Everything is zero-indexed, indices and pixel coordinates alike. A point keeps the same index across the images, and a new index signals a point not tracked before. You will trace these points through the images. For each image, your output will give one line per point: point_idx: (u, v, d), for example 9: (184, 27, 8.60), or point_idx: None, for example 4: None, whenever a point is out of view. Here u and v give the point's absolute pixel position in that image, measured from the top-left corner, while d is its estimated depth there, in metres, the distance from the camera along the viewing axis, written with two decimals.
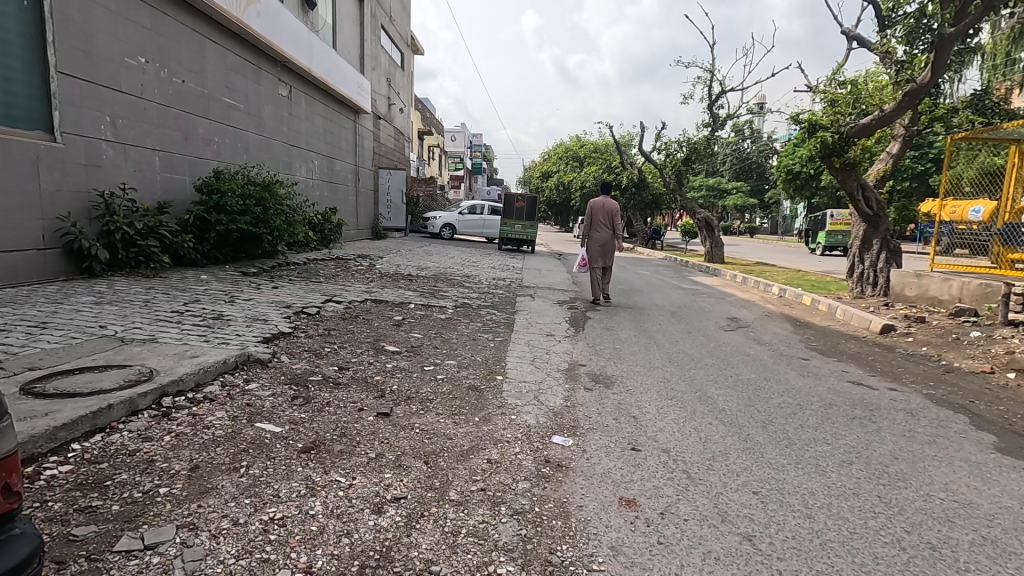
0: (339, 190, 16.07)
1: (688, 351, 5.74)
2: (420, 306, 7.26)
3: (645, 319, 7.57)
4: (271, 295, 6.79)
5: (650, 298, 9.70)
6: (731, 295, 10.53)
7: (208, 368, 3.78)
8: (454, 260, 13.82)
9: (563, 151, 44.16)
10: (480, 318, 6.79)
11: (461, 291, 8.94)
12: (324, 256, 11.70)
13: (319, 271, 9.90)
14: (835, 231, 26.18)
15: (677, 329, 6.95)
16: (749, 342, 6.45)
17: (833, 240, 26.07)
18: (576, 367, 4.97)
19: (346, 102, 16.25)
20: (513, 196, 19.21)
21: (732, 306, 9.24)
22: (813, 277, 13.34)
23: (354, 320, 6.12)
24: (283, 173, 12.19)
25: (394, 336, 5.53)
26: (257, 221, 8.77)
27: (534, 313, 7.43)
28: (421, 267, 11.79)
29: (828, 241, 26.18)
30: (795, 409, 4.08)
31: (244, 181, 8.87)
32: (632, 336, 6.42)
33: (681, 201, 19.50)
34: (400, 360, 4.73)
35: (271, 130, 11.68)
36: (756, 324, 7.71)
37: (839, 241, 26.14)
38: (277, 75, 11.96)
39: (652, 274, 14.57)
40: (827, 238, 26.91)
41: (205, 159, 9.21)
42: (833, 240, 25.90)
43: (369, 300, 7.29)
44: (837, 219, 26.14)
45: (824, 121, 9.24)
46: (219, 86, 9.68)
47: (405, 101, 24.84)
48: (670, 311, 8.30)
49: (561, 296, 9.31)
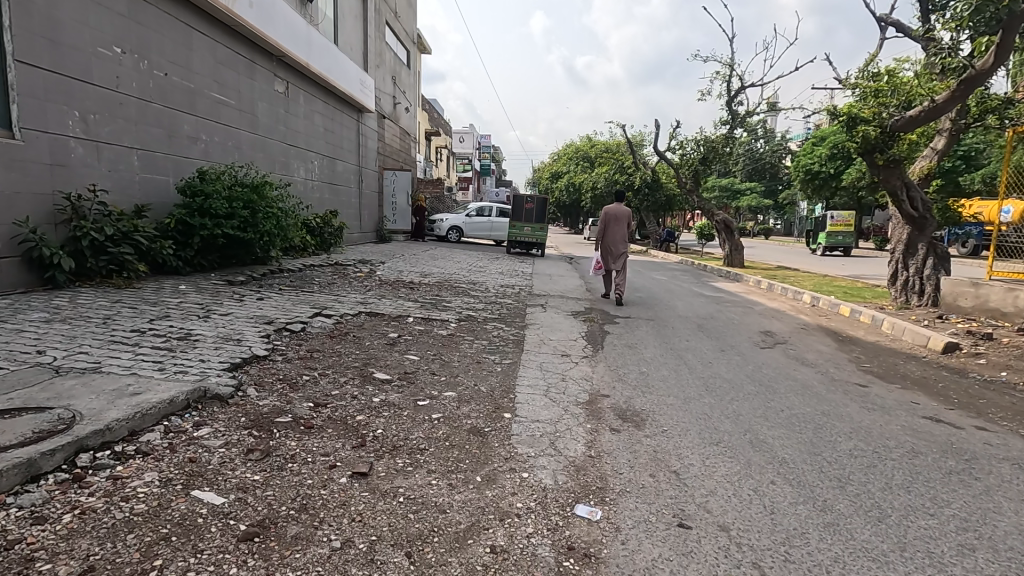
0: (341, 192, 15.42)
1: (725, 376, 4.97)
2: (420, 320, 6.54)
3: (670, 333, 6.79)
4: (254, 309, 6.11)
5: (672, 308, 8.91)
6: (759, 304, 9.70)
7: (148, 411, 3.06)
8: (459, 265, 13.07)
9: (573, 151, 43.37)
10: (486, 334, 6.06)
11: (466, 301, 8.20)
12: (322, 262, 11.04)
13: (314, 278, 9.23)
14: (834, 231, 25.44)
15: (709, 346, 6.17)
16: (792, 362, 5.66)
17: (835, 241, 25.27)
18: (598, 398, 4.22)
19: (349, 100, 15.60)
20: (523, 197, 18.52)
21: (762, 317, 8.43)
22: (843, 283, 12.47)
23: (343, 339, 5.40)
24: (279, 174, 11.54)
25: (387, 360, 4.81)
26: (245, 225, 8.11)
27: (547, 328, 6.69)
28: (424, 273, 11.08)
29: (829, 242, 25.41)
30: (874, 460, 3.30)
31: (231, 183, 8.20)
32: (659, 356, 5.64)
33: (697, 202, 18.65)
34: (390, 392, 4.00)
35: (266, 128, 11.02)
36: (795, 339, 6.91)
37: (840, 241, 25.43)
38: (273, 71, 11.31)
39: (669, 279, 13.76)
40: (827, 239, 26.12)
41: (191, 159, 8.56)
42: (833, 240, 25.18)
43: (363, 314, 6.58)
44: (837, 220, 25.41)
45: (865, 114, 8.42)
46: (207, 81, 9.02)
47: (412, 101, 24.24)
48: (696, 324, 7.51)
49: (575, 306, 8.55)
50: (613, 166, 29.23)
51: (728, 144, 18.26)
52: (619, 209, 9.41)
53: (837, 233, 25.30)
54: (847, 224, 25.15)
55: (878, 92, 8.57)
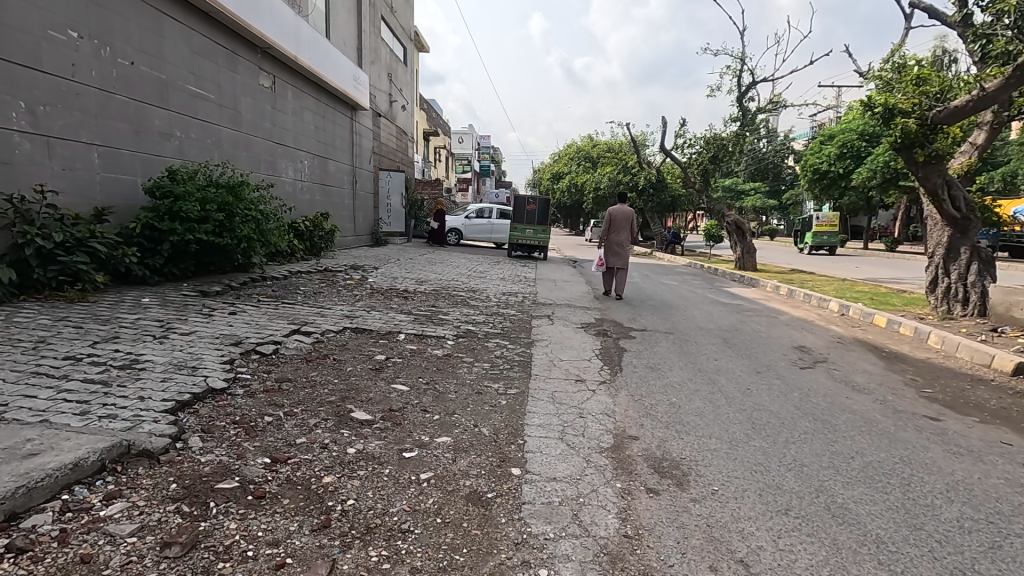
0: (334, 194, 14.67)
1: (770, 408, 4.22)
2: (412, 337, 5.78)
3: (695, 350, 6.04)
4: (223, 327, 5.35)
5: (690, 318, 8.17)
6: (784, 313, 8.95)
7: (39, 484, 2.29)
8: (458, 270, 12.32)
9: (574, 152, 42.63)
10: (488, 354, 5.30)
11: (464, 312, 7.44)
12: (310, 268, 10.30)
13: (300, 287, 8.49)
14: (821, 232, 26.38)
15: (742, 365, 5.43)
16: (841, 387, 4.90)
17: (818, 240, 26.43)
18: (625, 443, 3.46)
19: (341, 96, 14.83)
20: (524, 197, 17.77)
21: (790, 328, 7.69)
22: (865, 289, 11.75)
23: (322, 363, 4.64)
24: (264, 174, 10.79)
25: (369, 391, 4.04)
26: (221, 229, 7.34)
27: (557, 345, 5.95)
28: (420, 279, 10.34)
29: (813, 242, 26.62)
30: (995, 537, 2.54)
31: (206, 183, 7.41)
32: (687, 380, 4.88)
33: (706, 203, 17.88)
34: (369, 440, 3.23)
35: (250, 126, 10.27)
36: (835, 355, 6.14)
37: (826, 241, 26.40)
38: (258, 63, 10.54)
39: (681, 283, 13.02)
40: (814, 239, 26.85)
41: (162, 157, 7.80)
42: (819, 241, 26.16)
43: (348, 330, 5.81)
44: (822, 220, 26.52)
45: (905, 105, 7.61)
46: (182, 72, 8.26)
47: (409, 99, 23.47)
48: (720, 338, 6.78)
49: (585, 317, 7.81)
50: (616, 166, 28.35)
51: (738, 142, 17.49)
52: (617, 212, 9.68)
53: (822, 233, 26.25)
54: (829, 224, 26.06)
55: (919, 80, 7.69)
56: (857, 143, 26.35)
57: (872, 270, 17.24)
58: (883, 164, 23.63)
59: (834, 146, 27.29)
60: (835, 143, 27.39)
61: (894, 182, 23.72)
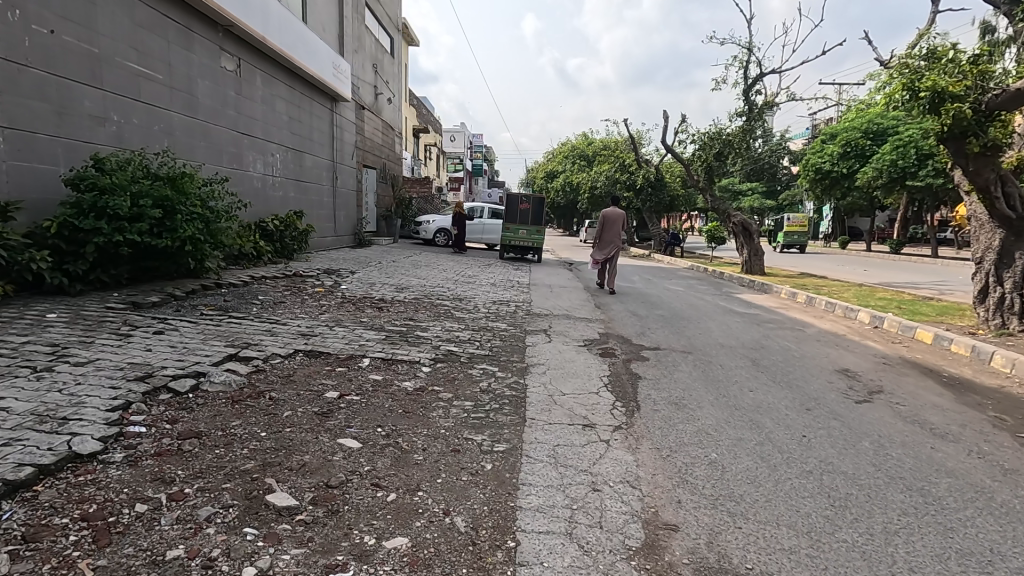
0: (310, 190, 13.55)
1: (843, 469, 3.18)
2: (378, 363, 4.70)
3: (723, 378, 5.01)
4: (138, 353, 4.24)
5: (707, 332, 7.15)
6: (809, 326, 7.95)
7: None
8: (444, 275, 11.24)
9: (569, 150, 41.77)
10: (472, 388, 4.23)
11: (447, 326, 6.37)
12: (277, 273, 9.22)
13: (260, 296, 7.41)
14: (790, 232, 28.71)
15: (785, 400, 4.40)
16: (916, 431, 3.86)
17: (789, 240, 28.59)
18: (661, 539, 2.41)
19: (319, 85, 13.68)
20: (518, 196, 16.92)
21: (821, 344, 6.67)
22: (887, 297, 10.81)
23: (251, 407, 3.53)
24: (226, 168, 9.65)
25: (303, 453, 2.95)
26: (160, 230, 6.20)
27: (557, 371, 4.87)
28: (401, 285, 9.28)
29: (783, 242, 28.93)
30: None
31: (142, 174, 6.24)
32: (726, 424, 3.84)
33: (710, 202, 16.79)
34: (285, 548, 2.15)
35: (208, 112, 9.13)
36: (891, 382, 5.09)
37: (795, 241, 28.71)
38: (218, 42, 9.39)
39: (686, 289, 12.02)
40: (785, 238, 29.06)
41: (93, 143, 6.68)
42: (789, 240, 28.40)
43: (300, 355, 4.73)
44: (792, 221, 28.57)
45: (959, 87, 6.56)
46: (120, 46, 7.12)
47: (396, 92, 22.32)
48: (749, 359, 5.75)
49: (588, 332, 6.76)
50: (612, 164, 27.15)
51: (744, 138, 16.52)
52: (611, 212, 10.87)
53: (793, 233, 28.88)
54: (799, 225, 28.59)
55: (978, 58, 6.62)
56: (861, 143, 25.38)
57: (838, 271, 18.00)
58: (888, 163, 22.58)
59: (837, 146, 26.35)
60: (837, 143, 26.47)
61: (899, 182, 22.64)
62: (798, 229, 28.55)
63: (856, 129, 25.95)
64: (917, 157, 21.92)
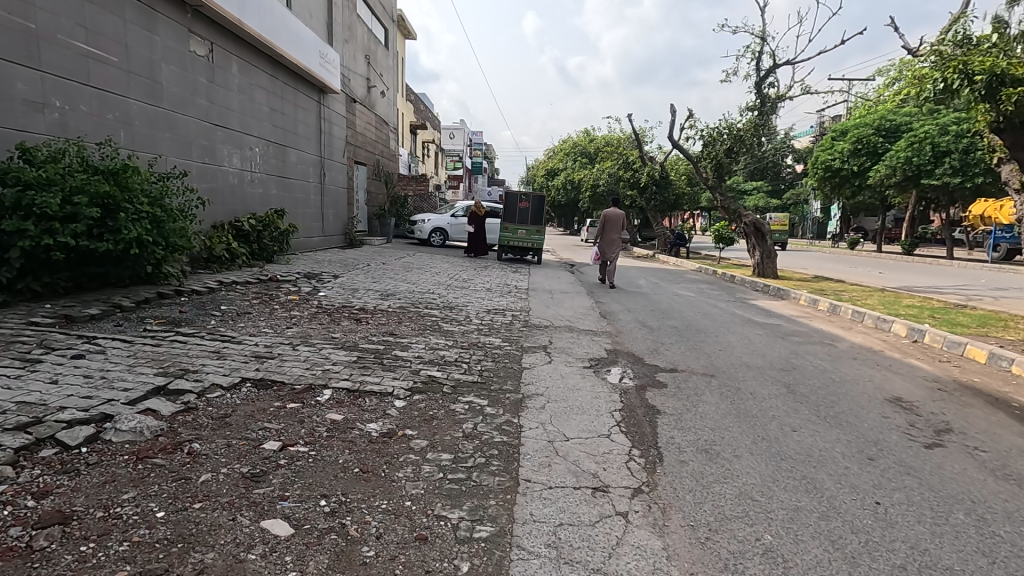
0: (295, 188, 12.72)
1: (945, 563, 2.35)
2: (341, 397, 3.85)
3: (757, 412, 4.17)
4: (37, 388, 3.39)
5: (728, 348, 6.31)
6: (840, 340, 7.12)
7: None
8: (434, 279, 10.39)
9: (570, 148, 40.95)
10: (453, 432, 3.40)
11: (431, 343, 5.52)
12: (250, 278, 8.40)
13: (223, 306, 6.57)
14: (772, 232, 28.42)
15: (840, 446, 3.57)
16: (1015, 493, 3.03)
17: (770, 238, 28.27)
18: None
19: (305, 75, 12.82)
20: (517, 194, 16.08)
21: (861, 365, 5.82)
22: (916, 304, 9.97)
23: (159, 467, 2.69)
24: (196, 162, 8.83)
25: (205, 550, 2.11)
26: (101, 231, 5.35)
27: (558, 406, 4.01)
28: (386, 292, 8.45)
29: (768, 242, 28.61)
30: None
31: (80, 167, 5.41)
32: (777, 486, 2.99)
33: (718, 201, 15.86)
34: None
35: (175, 100, 8.30)
36: (958, 417, 4.24)
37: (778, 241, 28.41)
38: (186, 23, 8.55)
39: (697, 294, 11.18)
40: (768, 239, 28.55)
41: (29, 132, 5.88)
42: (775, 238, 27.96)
43: (248, 387, 3.88)
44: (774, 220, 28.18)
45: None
46: (63, 22, 6.30)
47: (390, 85, 21.41)
48: (783, 385, 4.90)
49: (593, 349, 5.91)
50: (615, 162, 26.26)
51: (756, 133, 15.67)
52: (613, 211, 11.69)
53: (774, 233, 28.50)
54: (780, 224, 28.22)
55: None
56: (873, 140, 24.42)
57: (852, 271, 18.12)
58: (902, 160, 21.58)
59: (847, 142, 25.35)
60: (848, 140, 25.48)
61: (913, 180, 21.71)
62: (780, 228, 28.26)
63: (868, 125, 25.03)
64: (933, 154, 21.01)
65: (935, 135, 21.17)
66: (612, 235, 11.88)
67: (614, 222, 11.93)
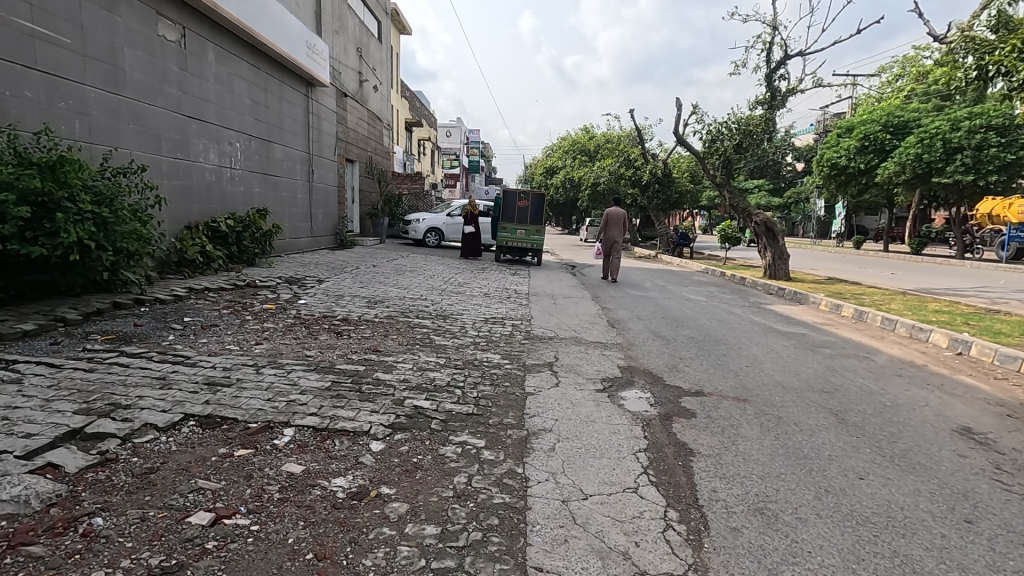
0: (281, 185, 12.00)
1: None
2: (305, 439, 3.12)
3: (810, 451, 3.47)
4: None
5: (756, 364, 5.61)
6: (875, 352, 6.44)
7: None
8: (428, 283, 9.66)
9: (569, 145, 40.30)
10: (440, 491, 2.68)
11: (420, 362, 4.79)
12: (226, 283, 7.69)
13: (188, 317, 5.85)
14: None
15: (924, 502, 2.87)
16: None
17: None
18: None
19: (291, 65, 12.06)
20: (516, 193, 15.31)
21: (909, 384, 5.11)
22: (945, 309, 9.29)
23: (33, 562, 1.95)
24: (166, 157, 8.09)
25: None
26: (35, 234, 4.61)
27: (571, 447, 3.30)
28: (374, 298, 7.72)
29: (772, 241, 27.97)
30: None
31: (12, 161, 4.67)
32: (863, 569, 2.29)
33: (726, 199, 15.14)
34: None
35: (141, 89, 7.56)
36: None
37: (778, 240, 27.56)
38: (154, 4, 7.79)
39: (708, 298, 10.50)
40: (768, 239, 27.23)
41: None
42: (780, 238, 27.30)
43: (189, 427, 3.14)
44: None
45: None
46: None
47: (384, 79, 20.64)
48: (830, 413, 4.20)
49: (605, 367, 5.20)
50: (616, 159, 25.56)
51: (766, 128, 14.98)
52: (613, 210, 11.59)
53: None
54: None
55: None
56: (881, 137, 23.74)
57: (863, 271, 17.89)
58: (912, 157, 20.90)
59: (854, 139, 24.62)
60: (854, 136, 24.82)
61: (923, 177, 21.09)
62: None
63: (875, 121, 24.38)
64: (945, 150, 20.36)
65: (946, 131, 20.52)
66: (613, 233, 11.95)
67: (615, 222, 11.97)
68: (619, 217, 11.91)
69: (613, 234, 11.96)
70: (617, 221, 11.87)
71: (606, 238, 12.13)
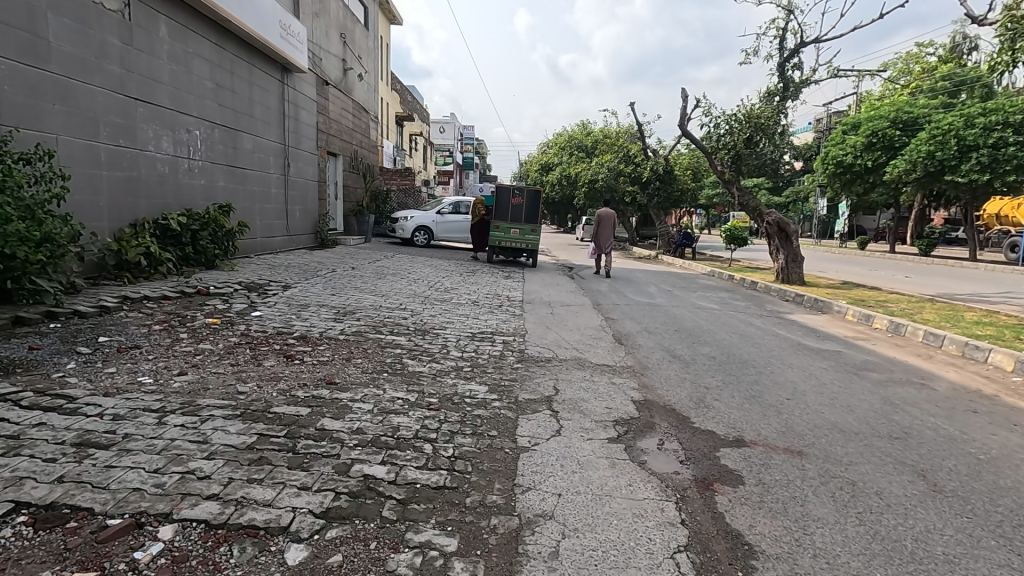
0: (251, 179, 10.90)
1: None
2: (189, 548, 2.08)
3: (918, 551, 2.45)
4: None
5: (799, 396, 4.61)
6: (930, 376, 5.46)
7: None
8: (409, 289, 8.61)
9: (565, 142, 39.31)
10: None
11: (383, 402, 3.74)
12: (172, 289, 6.64)
13: (105, 335, 4.78)
14: None
15: None
16: None
17: None
18: None
19: (262, 47, 10.94)
20: (509, 189, 14.13)
21: (992, 426, 4.10)
22: (988, 321, 8.32)
23: None
24: (106, 143, 7.02)
25: None
26: None
27: (583, 552, 2.27)
28: (344, 309, 6.67)
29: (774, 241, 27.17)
30: None
31: None
32: None
33: (735, 198, 14.11)
34: None
35: (72, 64, 6.48)
36: None
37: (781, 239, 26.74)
38: None
39: (722, 306, 9.53)
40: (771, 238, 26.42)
41: None
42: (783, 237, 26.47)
43: (13, 529, 2.10)
44: None
45: None
46: None
47: (370, 69, 19.51)
48: (916, 475, 3.19)
49: (616, 402, 4.19)
50: (614, 155, 24.56)
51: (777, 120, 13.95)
52: (602, 211, 10.77)
53: None
54: None
55: None
56: (889, 133, 22.84)
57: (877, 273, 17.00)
58: (924, 155, 20.06)
59: (861, 136, 23.68)
60: (861, 133, 23.92)
61: (935, 175, 20.22)
62: None
63: (883, 118, 23.49)
64: (959, 148, 19.46)
65: (960, 128, 19.66)
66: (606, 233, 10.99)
67: (609, 223, 10.98)
68: (614, 215, 10.92)
69: (607, 236, 10.99)
70: (608, 220, 10.89)
71: (596, 239, 11.20)
